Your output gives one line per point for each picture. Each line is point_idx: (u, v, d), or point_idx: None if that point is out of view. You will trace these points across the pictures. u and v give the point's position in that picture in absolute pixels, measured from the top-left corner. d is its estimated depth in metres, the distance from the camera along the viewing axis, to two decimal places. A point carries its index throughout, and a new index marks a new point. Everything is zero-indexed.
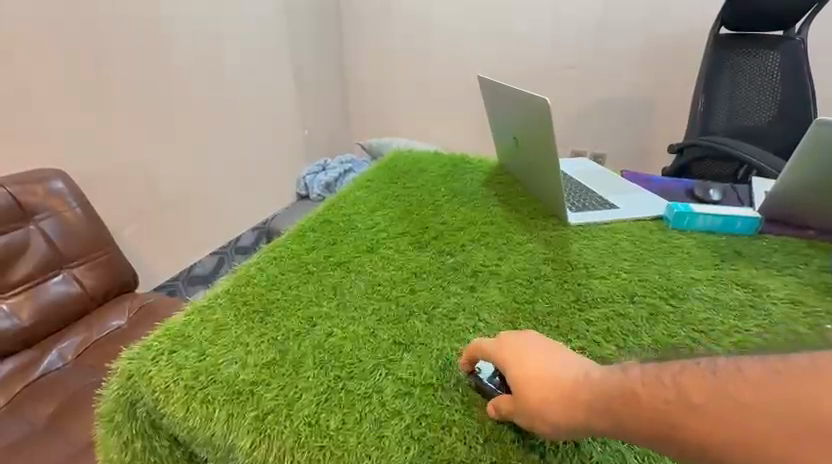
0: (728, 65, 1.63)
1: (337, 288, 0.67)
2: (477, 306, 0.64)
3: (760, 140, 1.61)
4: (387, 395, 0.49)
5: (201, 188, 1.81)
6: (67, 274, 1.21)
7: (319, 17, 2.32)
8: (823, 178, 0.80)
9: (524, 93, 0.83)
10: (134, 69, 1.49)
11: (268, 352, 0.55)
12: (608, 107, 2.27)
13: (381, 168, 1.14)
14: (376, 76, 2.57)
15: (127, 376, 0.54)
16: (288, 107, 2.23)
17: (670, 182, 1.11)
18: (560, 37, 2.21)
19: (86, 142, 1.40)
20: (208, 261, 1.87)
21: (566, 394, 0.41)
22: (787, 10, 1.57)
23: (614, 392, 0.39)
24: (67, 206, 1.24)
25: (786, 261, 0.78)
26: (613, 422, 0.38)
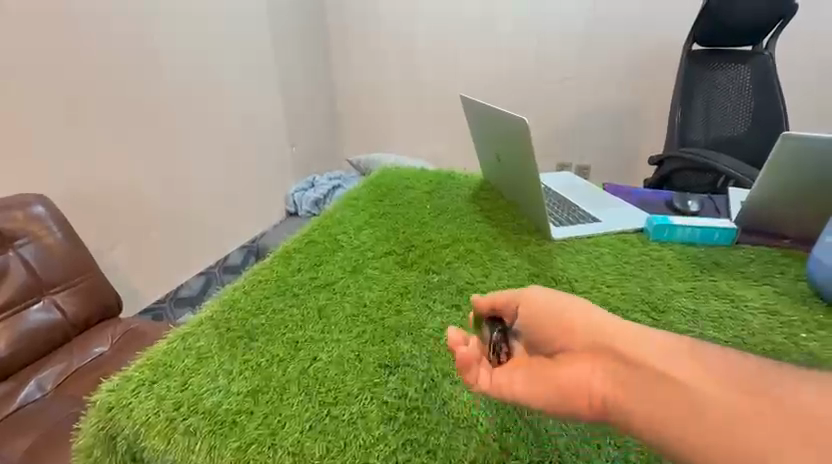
0: (703, 79, 1.69)
1: (322, 311, 0.67)
2: (463, 325, 0.64)
3: (737, 150, 1.67)
4: (373, 420, 0.49)
5: (188, 207, 1.79)
6: (47, 301, 1.19)
7: (306, 36, 2.37)
8: (790, 190, 0.84)
9: (506, 111, 0.85)
10: (121, 88, 1.48)
11: (252, 379, 0.54)
12: (590, 120, 2.34)
13: (368, 185, 1.15)
14: (364, 92, 2.61)
15: (107, 408, 0.53)
16: (278, 125, 2.25)
17: (650, 194, 1.13)
18: (543, 53, 2.27)
19: (71, 164, 1.38)
20: (195, 283, 1.83)
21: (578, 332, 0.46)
22: (754, 26, 1.65)
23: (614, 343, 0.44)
24: (48, 231, 1.22)
25: (763, 270, 0.80)
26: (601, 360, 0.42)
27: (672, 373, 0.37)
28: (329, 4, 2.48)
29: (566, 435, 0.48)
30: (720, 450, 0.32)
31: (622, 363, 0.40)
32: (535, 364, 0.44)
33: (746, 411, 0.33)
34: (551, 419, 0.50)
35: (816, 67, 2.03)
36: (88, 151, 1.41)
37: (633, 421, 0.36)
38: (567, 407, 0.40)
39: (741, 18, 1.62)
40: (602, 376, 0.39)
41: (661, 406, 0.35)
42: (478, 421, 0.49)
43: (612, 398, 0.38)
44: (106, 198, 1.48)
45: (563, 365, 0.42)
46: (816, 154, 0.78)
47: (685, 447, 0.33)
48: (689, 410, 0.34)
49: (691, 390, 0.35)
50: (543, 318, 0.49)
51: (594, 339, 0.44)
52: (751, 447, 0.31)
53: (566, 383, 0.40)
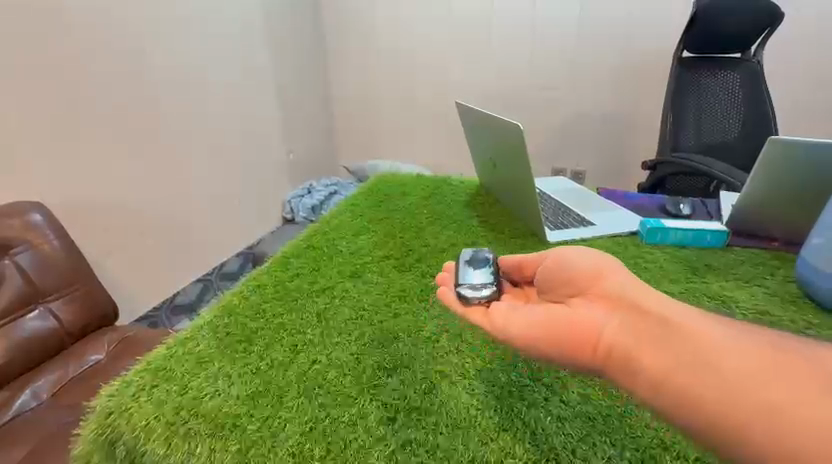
0: (694, 85, 1.72)
1: (322, 315, 0.67)
2: (460, 328, 0.65)
3: (728, 155, 1.70)
4: (372, 421, 0.50)
5: (185, 215, 1.79)
6: (43, 309, 1.18)
7: (302, 45, 2.39)
8: (778, 193, 0.86)
9: (501, 118, 0.87)
10: (121, 97, 1.48)
11: (253, 382, 0.55)
12: (583, 126, 2.37)
13: (364, 191, 1.16)
14: (360, 100, 2.64)
15: (106, 414, 0.53)
16: (275, 132, 2.27)
17: (642, 198, 1.15)
18: (537, 60, 2.30)
19: (70, 171, 1.37)
20: (191, 289, 1.83)
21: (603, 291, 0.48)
22: (743, 34, 1.69)
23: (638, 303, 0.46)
24: (44, 238, 1.21)
25: (754, 272, 0.82)
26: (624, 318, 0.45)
27: (689, 329, 0.41)
28: (326, 13, 2.50)
29: (563, 434, 0.49)
30: (730, 398, 0.35)
31: (639, 316, 0.44)
32: (552, 309, 0.47)
33: (760, 367, 0.36)
34: (547, 418, 0.51)
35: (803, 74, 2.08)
36: (87, 159, 1.41)
37: (645, 367, 0.40)
38: (579, 350, 0.44)
39: (729, 26, 1.66)
40: (618, 324, 0.43)
41: (675, 355, 0.39)
42: (477, 420, 0.50)
43: (626, 344, 0.42)
44: (104, 206, 1.48)
45: (581, 312, 0.46)
46: (800, 159, 0.80)
47: (696, 394, 0.37)
48: (704, 361, 0.38)
49: (707, 344, 0.39)
50: (563, 272, 0.53)
51: (611, 291, 0.47)
52: (764, 397, 0.34)
53: (581, 326, 0.44)
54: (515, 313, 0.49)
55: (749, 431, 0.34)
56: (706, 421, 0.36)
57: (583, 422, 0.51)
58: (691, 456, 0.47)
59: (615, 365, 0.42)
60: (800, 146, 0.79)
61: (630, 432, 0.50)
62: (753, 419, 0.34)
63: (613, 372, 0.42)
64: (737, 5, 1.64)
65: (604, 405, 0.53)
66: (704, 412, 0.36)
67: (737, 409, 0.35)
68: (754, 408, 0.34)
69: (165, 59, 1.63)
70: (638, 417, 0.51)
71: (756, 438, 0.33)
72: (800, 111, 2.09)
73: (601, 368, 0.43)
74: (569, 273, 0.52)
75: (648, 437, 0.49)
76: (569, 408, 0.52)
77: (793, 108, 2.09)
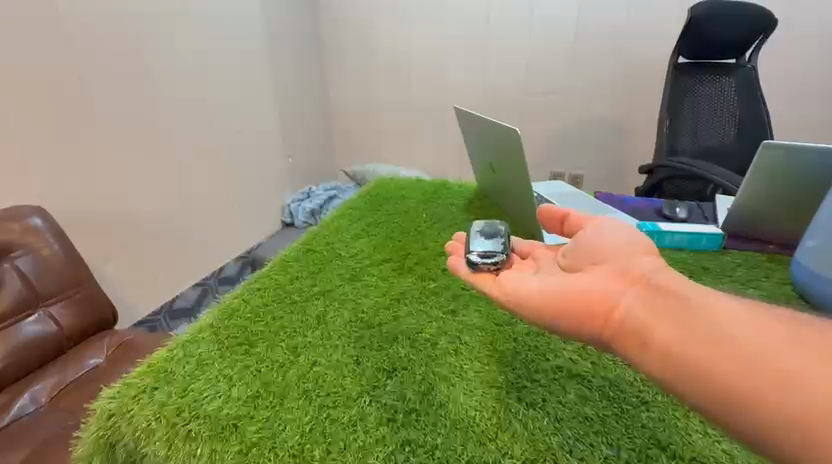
0: (690, 91, 1.74)
1: (322, 317, 0.68)
2: (459, 330, 0.66)
3: (724, 159, 1.71)
4: (372, 423, 0.50)
5: (184, 219, 1.80)
6: (43, 313, 1.18)
7: (301, 51, 2.41)
8: (773, 197, 0.87)
9: (500, 123, 0.88)
10: (120, 103, 1.49)
11: (253, 384, 0.55)
12: (580, 131, 2.39)
13: (364, 195, 1.17)
14: (359, 105, 2.67)
15: (108, 416, 0.53)
16: (274, 137, 2.28)
17: (639, 202, 1.16)
18: (535, 66, 2.32)
19: (69, 176, 1.37)
20: (191, 293, 1.84)
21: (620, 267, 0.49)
22: (738, 40, 1.71)
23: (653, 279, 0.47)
24: (44, 242, 1.21)
25: (749, 274, 0.83)
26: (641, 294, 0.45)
27: (704, 302, 0.41)
28: (324, 20, 2.53)
29: (560, 434, 0.49)
30: (742, 368, 0.36)
31: (653, 289, 0.45)
32: (566, 281, 0.49)
33: (776, 340, 0.37)
34: (545, 419, 0.51)
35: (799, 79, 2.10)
36: (86, 164, 1.41)
37: (657, 337, 0.41)
38: (592, 321, 0.46)
39: (724, 32, 1.68)
40: (632, 295, 0.45)
41: (688, 326, 0.40)
42: (475, 421, 0.50)
43: (638, 315, 0.43)
44: (103, 210, 1.48)
45: (595, 283, 0.47)
46: (796, 163, 0.82)
47: (708, 364, 0.37)
48: (718, 331, 0.39)
49: (722, 317, 0.39)
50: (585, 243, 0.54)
51: (628, 266, 0.48)
52: (778, 368, 0.35)
53: (594, 297, 0.46)
54: (529, 286, 0.52)
55: (762, 401, 0.34)
56: (716, 390, 0.37)
57: (580, 422, 0.51)
58: (686, 455, 0.48)
59: (627, 336, 0.43)
60: (795, 150, 0.81)
61: (627, 432, 0.50)
62: (765, 389, 0.34)
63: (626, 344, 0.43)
64: (732, 12, 1.66)
65: (601, 406, 0.54)
66: (716, 381, 0.37)
67: (750, 380, 0.35)
68: (766, 377, 0.35)
69: (165, 65, 1.64)
70: (634, 417, 0.52)
71: (767, 407, 0.34)
72: (796, 116, 2.11)
73: (613, 339, 0.45)
74: (590, 244, 0.53)
75: (644, 437, 0.50)
76: (567, 409, 0.53)
77: (789, 113, 2.11)
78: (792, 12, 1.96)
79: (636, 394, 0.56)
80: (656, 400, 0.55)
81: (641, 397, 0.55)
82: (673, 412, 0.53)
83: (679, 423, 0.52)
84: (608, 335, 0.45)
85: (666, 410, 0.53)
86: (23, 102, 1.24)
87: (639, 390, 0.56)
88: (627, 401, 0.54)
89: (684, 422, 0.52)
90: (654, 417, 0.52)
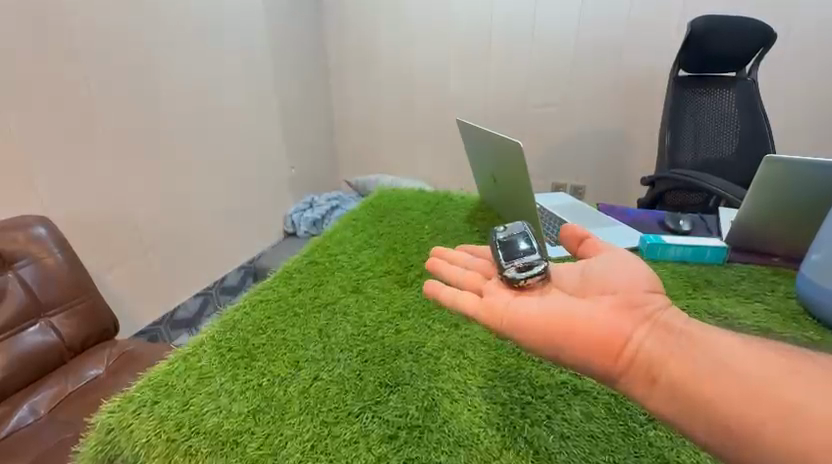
0: (691, 103, 1.75)
1: (323, 331, 0.67)
2: (462, 344, 0.65)
3: (725, 171, 1.72)
4: (374, 439, 0.49)
5: (186, 229, 1.81)
6: (44, 323, 1.18)
7: (304, 65, 2.45)
8: (774, 211, 0.87)
9: (503, 136, 0.88)
10: (127, 116, 1.52)
11: (253, 400, 0.55)
12: (579, 144, 2.42)
13: (367, 207, 1.17)
14: (361, 117, 2.72)
15: (107, 430, 0.53)
16: (278, 148, 2.32)
17: (642, 214, 1.16)
18: (535, 80, 2.35)
19: (73, 186, 1.38)
20: (192, 303, 1.85)
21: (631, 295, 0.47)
22: (738, 54, 1.72)
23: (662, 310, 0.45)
24: (48, 252, 1.22)
25: (754, 288, 0.82)
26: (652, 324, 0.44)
27: (709, 338, 0.41)
28: (328, 35, 2.58)
29: (565, 452, 0.49)
30: (746, 398, 0.36)
31: (659, 323, 0.44)
32: (569, 306, 0.47)
33: (778, 369, 0.37)
34: (550, 436, 0.51)
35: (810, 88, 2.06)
36: (89, 175, 1.42)
37: (666, 371, 0.40)
38: (598, 354, 0.43)
39: (725, 45, 1.69)
40: (641, 328, 0.43)
41: (696, 357, 0.39)
42: (478, 439, 0.50)
43: (649, 342, 0.42)
44: (105, 221, 1.49)
45: (602, 313, 0.45)
46: (800, 177, 0.82)
47: (713, 397, 0.37)
48: (724, 364, 0.38)
49: (729, 349, 0.39)
50: (591, 279, 0.52)
51: (634, 297, 0.47)
52: (782, 397, 0.35)
53: (604, 329, 0.43)
54: (526, 305, 0.50)
55: (765, 432, 0.34)
56: (724, 419, 0.36)
57: (585, 440, 0.50)
58: None
59: (635, 371, 0.41)
60: (798, 164, 0.81)
61: (634, 450, 0.50)
62: (770, 420, 0.34)
63: (633, 376, 0.42)
64: (733, 26, 1.67)
65: (607, 423, 0.53)
66: (721, 413, 0.36)
67: (753, 411, 0.35)
68: (770, 408, 0.35)
69: (169, 72, 1.66)
70: (641, 434, 0.51)
71: (772, 438, 0.34)
72: (795, 127, 2.12)
73: (619, 375, 0.42)
74: (595, 280, 0.51)
75: (652, 456, 0.49)
76: (573, 426, 0.52)
77: (788, 124, 2.13)
78: (790, 26, 1.97)
79: (643, 410, 0.55)
80: None
81: (648, 414, 0.54)
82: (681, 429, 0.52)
83: (687, 441, 0.51)
84: (614, 370, 0.43)
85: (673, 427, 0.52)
86: (25, 105, 1.24)
87: None
88: (633, 418, 0.54)
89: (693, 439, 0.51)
90: (661, 435, 0.52)
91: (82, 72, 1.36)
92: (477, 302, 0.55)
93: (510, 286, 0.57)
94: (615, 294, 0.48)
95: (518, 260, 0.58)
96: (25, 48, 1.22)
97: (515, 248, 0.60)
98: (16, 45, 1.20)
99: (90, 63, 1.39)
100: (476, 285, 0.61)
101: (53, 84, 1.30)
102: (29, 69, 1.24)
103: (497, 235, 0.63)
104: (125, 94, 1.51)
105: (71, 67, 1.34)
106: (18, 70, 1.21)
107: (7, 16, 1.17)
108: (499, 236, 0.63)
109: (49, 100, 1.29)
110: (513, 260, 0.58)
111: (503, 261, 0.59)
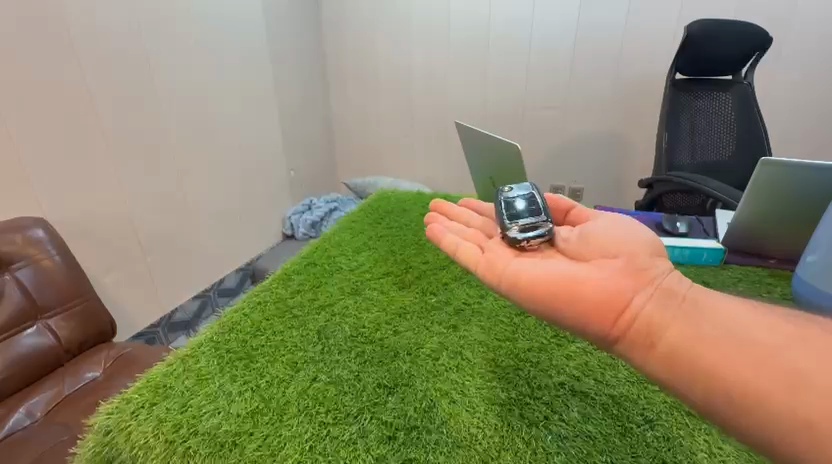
0: (688, 107, 1.76)
1: (322, 332, 0.68)
2: (460, 345, 0.66)
3: (721, 174, 1.73)
4: (372, 440, 0.49)
5: (186, 231, 1.81)
6: (41, 326, 1.17)
7: (303, 68, 2.46)
8: (770, 215, 0.88)
9: (502, 139, 0.89)
10: (126, 118, 1.52)
11: (252, 400, 0.55)
12: (576, 147, 2.43)
13: (365, 209, 1.18)
14: (360, 120, 2.73)
15: (106, 432, 0.53)
16: (278, 151, 2.33)
17: (640, 215, 1.17)
18: (533, 84, 2.36)
19: (71, 188, 1.38)
20: (190, 306, 1.85)
21: (633, 259, 0.47)
22: (736, 58, 1.73)
23: (667, 278, 0.45)
24: (45, 254, 1.21)
25: (750, 289, 0.83)
26: (653, 295, 0.43)
27: (710, 306, 0.41)
28: (329, 38, 2.59)
29: (563, 452, 0.49)
30: (750, 364, 0.35)
31: (660, 288, 0.44)
32: (570, 270, 0.48)
33: (780, 337, 0.36)
34: (548, 436, 0.51)
35: (809, 91, 2.06)
36: (88, 177, 1.42)
37: (666, 338, 0.40)
38: (599, 318, 0.44)
39: (723, 49, 1.69)
40: (641, 292, 0.43)
41: (696, 327, 0.39)
42: (477, 439, 0.50)
43: (648, 314, 0.42)
44: (103, 223, 1.49)
45: (606, 279, 0.45)
46: (797, 180, 0.83)
47: (715, 367, 0.36)
48: (726, 333, 0.38)
49: (732, 318, 0.39)
50: (588, 242, 0.52)
51: (636, 261, 0.47)
52: (786, 365, 0.34)
53: (606, 293, 0.44)
54: (527, 266, 0.51)
55: (767, 402, 0.33)
56: (725, 391, 0.36)
57: (583, 441, 0.51)
58: None
59: (634, 335, 0.42)
60: (795, 167, 0.82)
61: (632, 451, 0.50)
62: (771, 386, 0.34)
63: (630, 344, 0.42)
64: (731, 30, 1.67)
65: (605, 424, 0.53)
66: (721, 383, 0.36)
67: (756, 378, 0.34)
68: (771, 376, 0.34)
69: (169, 73, 1.66)
70: (637, 435, 0.52)
71: (774, 407, 0.33)
72: (791, 130, 2.15)
73: (617, 339, 0.44)
74: (593, 243, 0.52)
75: (650, 456, 0.49)
76: (570, 427, 0.52)
77: (785, 127, 2.15)
78: (786, 31, 1.99)
79: (641, 411, 0.55)
80: (660, 418, 0.54)
81: (646, 415, 0.54)
82: (678, 430, 0.53)
83: (684, 443, 0.51)
84: (614, 335, 0.44)
85: (670, 428, 0.53)
86: (25, 105, 1.23)
87: (643, 407, 0.56)
88: (630, 419, 0.54)
89: (689, 441, 0.51)
90: (658, 436, 0.52)
91: (81, 71, 1.36)
92: (479, 256, 0.59)
93: (512, 245, 0.58)
94: (617, 260, 0.48)
95: (518, 221, 0.59)
96: (25, 42, 1.22)
97: (513, 208, 0.61)
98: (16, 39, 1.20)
99: (91, 61, 1.39)
100: (478, 240, 0.63)
101: (54, 80, 1.30)
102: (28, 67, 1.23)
103: (504, 195, 0.64)
104: (125, 94, 1.51)
105: (71, 65, 1.33)
106: (17, 63, 1.21)
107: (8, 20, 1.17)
108: (505, 195, 0.64)
109: (48, 101, 1.29)
110: (515, 221, 0.59)
111: (506, 221, 0.60)
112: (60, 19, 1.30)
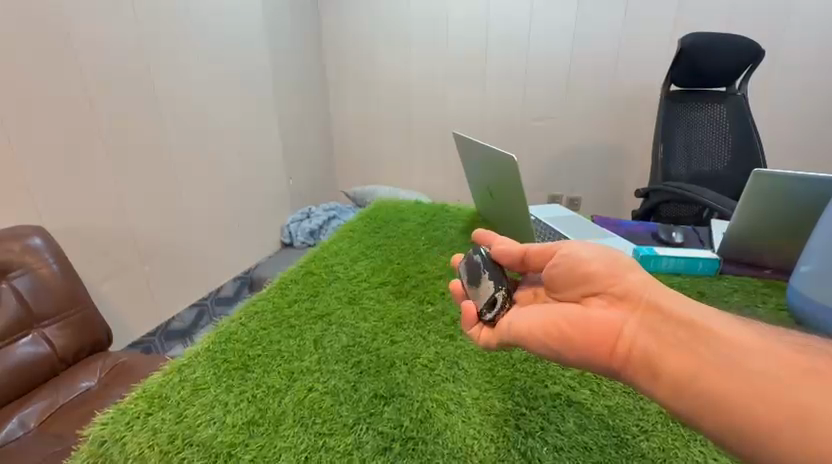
0: (683, 118, 1.78)
1: (318, 342, 0.68)
2: (457, 355, 0.66)
3: (716, 185, 1.75)
4: (368, 451, 0.49)
5: (184, 239, 1.81)
6: (36, 335, 1.16)
7: (303, 78, 2.49)
8: (764, 225, 0.89)
9: (498, 150, 0.91)
10: (126, 127, 1.53)
11: (248, 409, 0.55)
12: (573, 157, 2.45)
13: (364, 218, 1.19)
14: (360, 129, 2.76)
15: (100, 442, 0.52)
16: (278, 160, 2.35)
17: (636, 225, 1.18)
18: (531, 94, 2.40)
19: (69, 196, 1.38)
20: (187, 314, 1.84)
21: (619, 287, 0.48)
22: (730, 71, 1.76)
23: (658, 301, 0.46)
24: (44, 262, 1.21)
25: (745, 300, 0.83)
26: (645, 321, 0.44)
27: (708, 328, 0.41)
28: (328, 49, 2.63)
29: None
30: (753, 396, 0.36)
31: (654, 314, 0.45)
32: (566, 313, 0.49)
33: (788, 368, 0.36)
34: (544, 448, 0.51)
35: (801, 102, 2.09)
36: (86, 185, 1.42)
37: (668, 369, 0.41)
38: (597, 350, 0.45)
39: (716, 61, 1.72)
40: (632, 320, 0.45)
41: (693, 352, 0.40)
42: (473, 450, 0.50)
43: (646, 341, 0.43)
44: (101, 231, 1.49)
45: (601, 314, 0.47)
46: (790, 190, 0.84)
47: (720, 392, 0.37)
48: (727, 360, 0.38)
49: (733, 345, 0.39)
50: (564, 269, 0.54)
51: (623, 289, 0.48)
52: (793, 398, 0.34)
53: (598, 326, 0.46)
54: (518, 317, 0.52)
55: (779, 433, 0.34)
56: (740, 426, 0.36)
57: (580, 451, 0.51)
58: None
59: (634, 361, 0.43)
60: (788, 178, 0.83)
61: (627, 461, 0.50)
62: (777, 420, 0.34)
63: (636, 370, 0.43)
64: (724, 43, 1.71)
65: (601, 435, 0.53)
66: (733, 415, 0.36)
67: (764, 413, 0.35)
68: (781, 412, 0.34)
69: (170, 81, 1.68)
70: (633, 446, 0.52)
71: (785, 437, 0.33)
72: (785, 141, 2.17)
73: (622, 366, 0.44)
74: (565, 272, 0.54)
75: None
76: (566, 438, 0.52)
77: (780, 137, 2.18)
78: (778, 43, 2.03)
79: (635, 421, 0.55)
80: (655, 429, 0.54)
81: (641, 426, 0.55)
82: (672, 441, 0.53)
83: (680, 454, 0.51)
84: (617, 362, 0.45)
85: (665, 439, 0.53)
86: (27, 116, 1.25)
87: (638, 418, 0.56)
88: (626, 429, 0.54)
89: (685, 452, 0.51)
90: (654, 447, 0.52)
91: (82, 81, 1.38)
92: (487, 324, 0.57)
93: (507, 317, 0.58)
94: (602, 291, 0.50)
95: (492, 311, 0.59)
96: (26, 49, 1.23)
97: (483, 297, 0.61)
98: (16, 45, 1.21)
99: (91, 70, 1.41)
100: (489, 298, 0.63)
101: (53, 87, 1.31)
102: (29, 78, 1.25)
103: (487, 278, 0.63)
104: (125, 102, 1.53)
105: (71, 73, 1.35)
106: (18, 72, 1.22)
107: (12, 34, 1.19)
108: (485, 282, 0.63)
109: (50, 111, 1.30)
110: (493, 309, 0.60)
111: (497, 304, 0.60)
112: (63, 31, 1.32)
